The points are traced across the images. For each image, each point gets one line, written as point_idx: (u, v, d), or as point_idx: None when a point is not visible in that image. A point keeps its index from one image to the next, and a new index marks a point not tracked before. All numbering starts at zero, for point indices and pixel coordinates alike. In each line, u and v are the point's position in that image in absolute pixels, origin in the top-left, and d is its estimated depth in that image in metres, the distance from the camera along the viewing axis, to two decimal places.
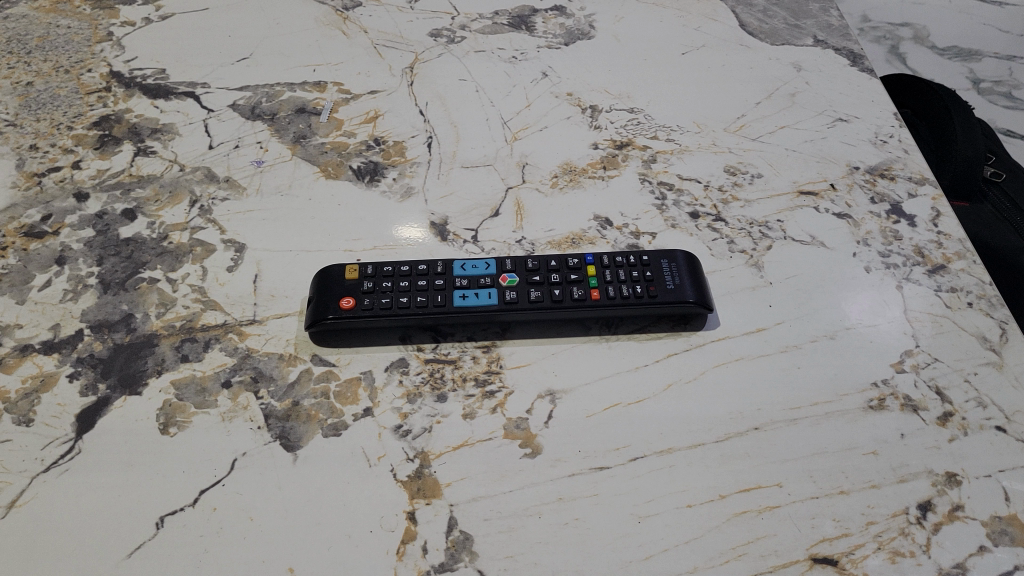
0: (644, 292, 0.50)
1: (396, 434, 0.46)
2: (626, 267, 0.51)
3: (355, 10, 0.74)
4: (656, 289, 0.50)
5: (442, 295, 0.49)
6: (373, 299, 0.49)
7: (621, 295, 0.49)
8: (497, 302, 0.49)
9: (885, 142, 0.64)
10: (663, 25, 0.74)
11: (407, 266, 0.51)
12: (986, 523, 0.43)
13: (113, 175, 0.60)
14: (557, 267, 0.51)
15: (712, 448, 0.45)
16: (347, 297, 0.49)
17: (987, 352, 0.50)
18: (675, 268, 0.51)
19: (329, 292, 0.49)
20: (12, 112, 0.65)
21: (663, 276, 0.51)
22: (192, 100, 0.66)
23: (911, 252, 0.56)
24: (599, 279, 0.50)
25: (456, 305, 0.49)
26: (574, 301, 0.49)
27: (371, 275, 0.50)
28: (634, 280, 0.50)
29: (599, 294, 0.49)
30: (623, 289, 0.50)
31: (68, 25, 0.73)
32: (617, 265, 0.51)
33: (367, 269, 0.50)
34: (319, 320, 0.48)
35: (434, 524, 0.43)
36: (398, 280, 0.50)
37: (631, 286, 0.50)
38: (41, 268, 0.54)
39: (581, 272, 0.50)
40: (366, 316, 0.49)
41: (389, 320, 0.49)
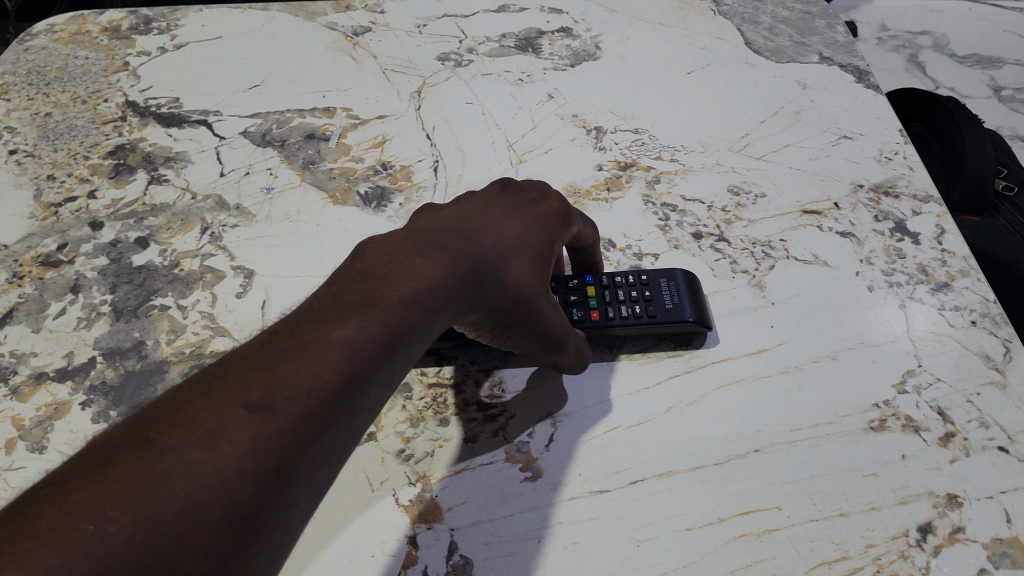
0: (640, 309, 0.51)
1: (399, 459, 0.46)
2: (625, 287, 0.52)
3: (364, 36, 0.76)
4: (650, 307, 0.51)
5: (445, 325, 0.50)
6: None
7: (620, 316, 0.50)
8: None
9: (890, 160, 0.64)
10: (669, 44, 0.75)
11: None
12: (987, 545, 0.42)
13: (127, 205, 0.62)
14: (556, 289, 0.51)
15: (712, 470, 0.45)
16: None
17: (991, 372, 0.50)
18: (674, 286, 0.52)
19: None
20: (31, 143, 0.67)
21: (660, 292, 0.51)
22: (204, 128, 0.68)
23: (915, 271, 0.56)
24: (594, 297, 0.51)
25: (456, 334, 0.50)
26: (575, 322, 0.50)
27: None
28: (629, 297, 0.51)
29: (599, 315, 0.50)
30: (620, 309, 0.51)
31: (85, 56, 0.75)
32: (616, 285, 0.52)
33: None
34: None
35: (434, 548, 0.43)
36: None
37: (627, 304, 0.51)
38: (56, 296, 0.56)
39: (581, 293, 0.51)
40: None
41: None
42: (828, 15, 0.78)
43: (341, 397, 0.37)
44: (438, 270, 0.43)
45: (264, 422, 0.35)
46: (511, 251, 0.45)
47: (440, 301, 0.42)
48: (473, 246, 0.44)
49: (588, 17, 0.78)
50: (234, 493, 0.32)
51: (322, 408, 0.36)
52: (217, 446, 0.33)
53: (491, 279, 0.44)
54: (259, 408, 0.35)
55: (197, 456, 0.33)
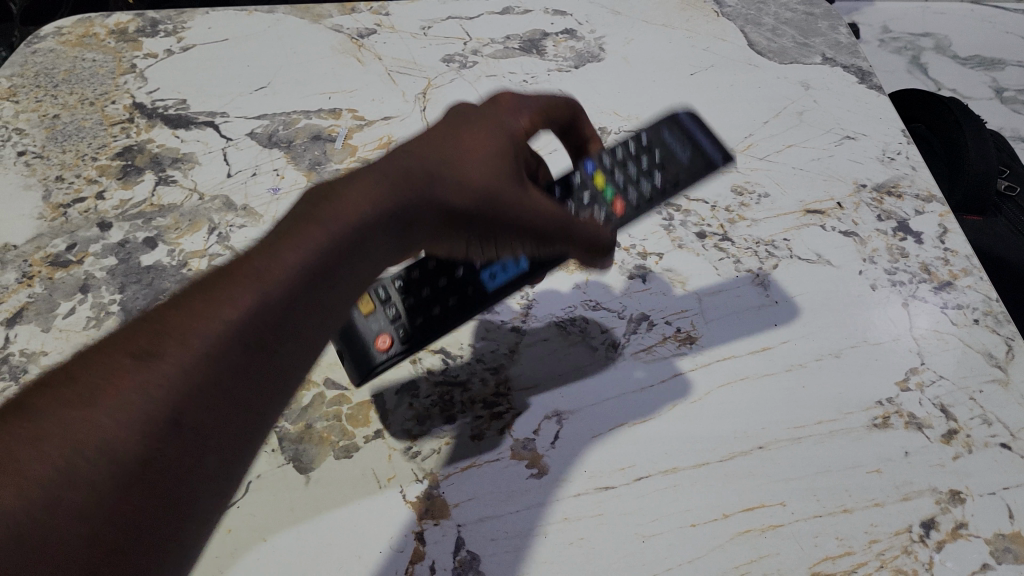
0: (649, 179, 0.49)
1: (406, 456, 0.47)
2: (632, 158, 0.49)
3: (369, 38, 0.76)
4: (657, 168, 0.49)
5: (477, 286, 0.48)
6: (401, 327, 0.47)
7: (628, 184, 0.48)
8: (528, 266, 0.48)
9: (892, 160, 0.64)
10: (672, 45, 0.75)
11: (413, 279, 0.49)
12: (989, 540, 0.43)
13: (135, 205, 0.62)
14: (567, 193, 0.48)
15: (717, 467, 0.46)
16: (379, 336, 0.47)
17: (993, 369, 0.50)
18: (676, 133, 0.50)
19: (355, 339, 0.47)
20: (39, 145, 0.67)
21: (669, 147, 0.49)
22: (211, 129, 0.68)
23: (918, 269, 0.56)
24: (600, 182, 0.48)
25: (490, 287, 0.47)
26: (603, 221, 0.47)
27: (381, 301, 0.48)
28: (630, 160, 0.49)
29: (621, 204, 0.48)
30: (624, 174, 0.49)
31: (93, 59, 0.75)
32: (623, 161, 0.49)
33: (378, 294, 0.48)
34: (363, 372, 0.46)
35: (441, 544, 0.43)
36: (410, 297, 0.48)
37: (632, 175, 0.49)
38: (66, 296, 0.56)
39: (591, 189, 0.48)
40: (410, 341, 0.47)
41: (432, 338, 0.47)
42: (831, 17, 0.79)
43: (258, 339, 0.33)
44: (374, 195, 0.38)
45: (168, 364, 0.31)
46: (468, 154, 0.41)
47: (378, 228, 0.38)
48: (415, 166, 0.39)
49: (592, 19, 0.78)
50: (120, 456, 0.29)
51: (230, 352, 0.32)
52: (96, 402, 0.29)
53: (440, 191, 0.39)
54: (148, 355, 0.31)
55: (80, 415, 0.29)
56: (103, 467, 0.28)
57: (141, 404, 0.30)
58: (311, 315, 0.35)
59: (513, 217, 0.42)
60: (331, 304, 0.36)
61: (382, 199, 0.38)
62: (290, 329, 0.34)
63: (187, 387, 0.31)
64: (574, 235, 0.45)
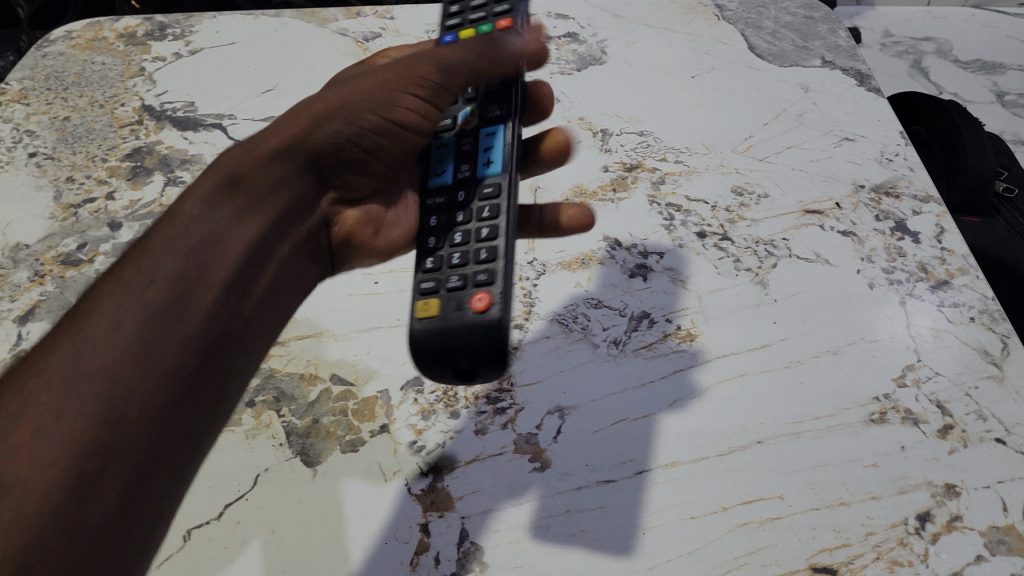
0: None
1: (410, 450, 0.48)
2: (477, 11, 0.53)
3: (374, 42, 0.77)
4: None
5: (491, 181, 0.47)
6: (476, 273, 0.42)
7: (491, 10, 0.53)
8: (496, 123, 0.49)
9: (891, 160, 0.65)
10: (674, 49, 0.76)
11: (444, 251, 0.45)
12: (984, 533, 0.44)
13: (144, 205, 0.63)
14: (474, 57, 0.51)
15: (716, 461, 0.47)
16: (474, 301, 0.40)
17: (989, 366, 0.51)
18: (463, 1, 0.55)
19: (452, 328, 0.40)
20: (50, 147, 0.69)
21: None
22: (219, 131, 0.69)
23: (915, 269, 0.57)
24: (467, 24, 0.53)
25: (498, 169, 0.47)
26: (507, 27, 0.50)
27: (438, 287, 0.43)
28: (483, 1, 0.54)
29: (502, 20, 0.51)
30: (477, 10, 0.53)
31: (102, 62, 0.77)
32: (472, 17, 0.53)
33: (427, 291, 0.43)
34: (490, 330, 0.39)
35: (445, 536, 0.44)
36: (456, 261, 0.44)
37: (489, 6, 0.53)
38: (77, 294, 0.57)
39: (470, 43, 0.51)
40: (501, 275, 0.42)
41: (501, 235, 0.44)
42: (830, 20, 0.80)
43: (129, 324, 0.37)
44: (203, 193, 0.42)
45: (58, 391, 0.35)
46: (283, 125, 0.46)
47: (224, 208, 0.42)
48: (228, 158, 0.44)
49: (594, 22, 0.79)
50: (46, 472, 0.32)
51: (105, 342, 0.36)
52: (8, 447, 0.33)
53: (260, 164, 0.43)
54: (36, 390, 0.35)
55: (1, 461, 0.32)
56: (44, 477, 0.32)
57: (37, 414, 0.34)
58: (182, 282, 0.39)
59: (360, 122, 0.46)
60: (208, 267, 0.39)
61: (211, 192, 0.42)
62: (163, 304, 0.38)
63: (76, 378, 0.35)
64: (438, 77, 0.48)
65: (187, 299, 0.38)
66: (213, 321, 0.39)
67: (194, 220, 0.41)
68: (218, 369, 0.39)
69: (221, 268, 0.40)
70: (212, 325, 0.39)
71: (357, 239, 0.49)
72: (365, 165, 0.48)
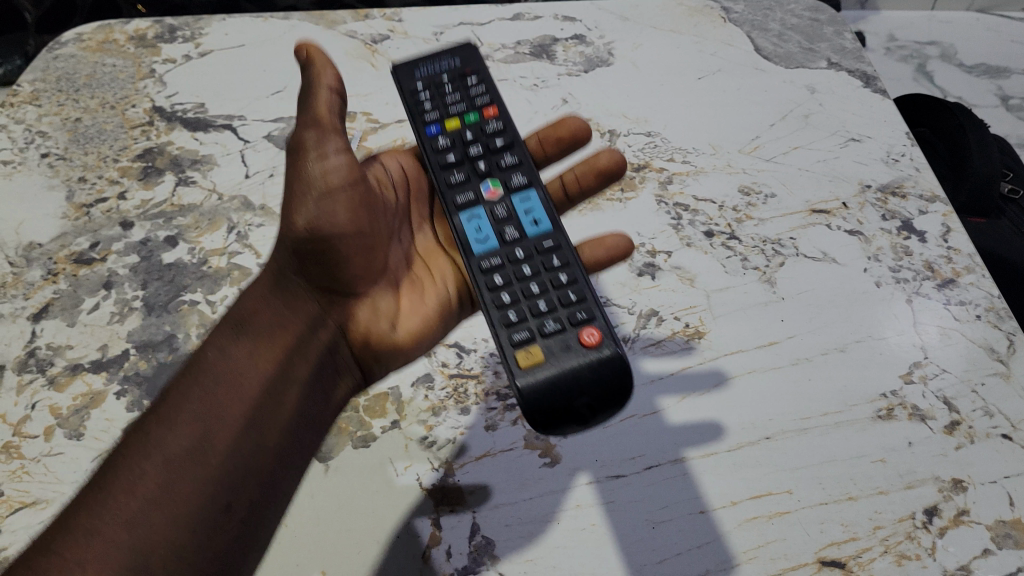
0: (477, 80, 0.54)
1: (422, 445, 0.48)
2: (453, 92, 0.53)
3: (383, 44, 0.78)
4: (472, 73, 0.54)
5: (546, 237, 0.48)
6: (570, 316, 0.44)
7: (470, 95, 0.53)
8: (517, 169, 0.50)
9: (897, 161, 0.66)
10: (681, 50, 0.77)
11: (522, 299, 0.45)
12: (990, 527, 0.44)
13: (156, 205, 0.64)
14: (479, 140, 0.52)
15: (725, 456, 0.47)
16: (585, 340, 0.42)
17: (995, 363, 0.52)
18: (427, 67, 0.55)
19: (577, 373, 0.41)
20: (62, 147, 0.69)
21: (434, 70, 0.55)
22: (230, 132, 0.70)
23: (922, 267, 0.57)
24: (450, 111, 0.53)
25: (548, 226, 0.48)
26: (506, 118, 0.52)
27: (534, 335, 0.43)
28: (450, 84, 0.54)
29: (490, 105, 0.53)
30: (453, 93, 0.53)
31: (113, 64, 0.77)
32: (453, 100, 0.53)
33: (525, 338, 0.42)
34: (614, 361, 0.41)
35: (457, 530, 0.45)
36: (542, 307, 0.44)
37: (462, 90, 0.54)
38: (90, 292, 0.58)
39: (469, 131, 0.52)
40: (594, 308, 0.44)
41: (581, 279, 0.45)
42: (836, 22, 0.81)
43: (157, 460, 0.39)
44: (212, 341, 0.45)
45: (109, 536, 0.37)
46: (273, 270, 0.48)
47: (237, 346, 0.44)
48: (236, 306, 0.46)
49: (601, 25, 0.80)
50: None
51: (141, 485, 0.38)
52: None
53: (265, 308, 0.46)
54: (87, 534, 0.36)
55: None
56: None
57: (80, 547, 0.36)
58: (204, 415, 0.41)
59: (334, 215, 0.46)
60: (227, 402, 0.42)
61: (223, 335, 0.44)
62: (189, 439, 0.40)
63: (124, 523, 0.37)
64: (340, 135, 0.47)
65: (209, 431, 0.41)
66: (240, 448, 0.41)
67: (212, 360, 0.43)
68: (250, 488, 0.41)
69: (240, 402, 0.42)
70: (236, 451, 0.41)
71: (375, 339, 0.49)
72: (359, 262, 0.48)
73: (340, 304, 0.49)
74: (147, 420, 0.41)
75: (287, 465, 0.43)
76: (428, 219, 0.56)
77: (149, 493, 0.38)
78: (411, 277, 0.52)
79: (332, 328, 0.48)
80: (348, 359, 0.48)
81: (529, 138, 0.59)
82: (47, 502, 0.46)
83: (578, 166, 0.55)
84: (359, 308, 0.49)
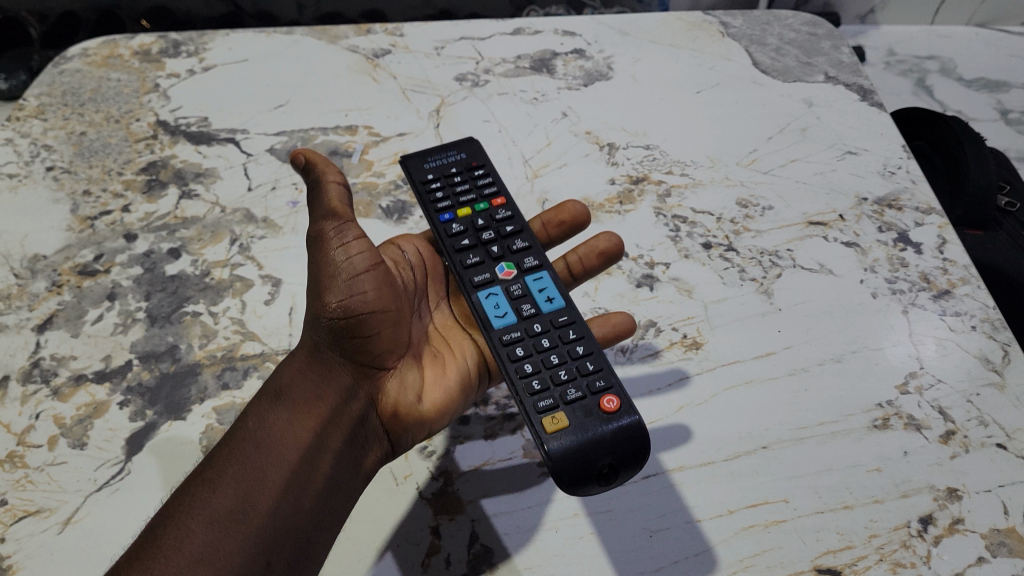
0: (483, 174, 0.57)
1: (421, 455, 0.49)
2: (464, 184, 0.56)
3: (385, 58, 0.79)
4: (478, 166, 0.57)
5: (560, 312, 0.48)
6: (590, 384, 0.44)
7: (478, 186, 0.56)
8: (528, 255, 0.52)
9: (893, 174, 0.67)
10: (680, 64, 0.78)
11: (543, 369, 0.45)
12: (985, 535, 0.44)
13: (159, 218, 0.65)
14: (491, 226, 0.53)
15: (722, 466, 0.47)
16: (607, 405, 0.43)
17: (990, 374, 0.52)
18: (435, 160, 0.57)
19: (603, 436, 0.41)
20: (67, 160, 0.70)
21: (444, 164, 0.57)
22: (233, 145, 0.71)
23: (917, 279, 0.58)
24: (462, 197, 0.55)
25: (561, 303, 0.49)
26: (516, 210, 0.55)
27: (557, 403, 0.43)
28: (458, 176, 0.56)
29: (499, 198, 0.55)
30: (462, 184, 0.56)
31: (118, 79, 0.78)
32: (465, 189, 0.55)
33: (548, 405, 0.43)
34: (639, 425, 0.42)
35: (456, 538, 0.45)
36: (563, 376, 0.44)
37: (471, 182, 0.56)
38: (94, 303, 0.58)
39: (481, 217, 0.54)
40: (614, 378, 0.44)
41: (598, 350, 0.46)
42: (833, 37, 0.82)
43: (201, 519, 0.38)
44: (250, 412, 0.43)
45: None
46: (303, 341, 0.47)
47: (276, 413, 0.43)
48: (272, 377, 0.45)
49: (601, 39, 0.80)
50: None
51: (183, 547, 0.37)
52: None
53: (302, 376, 0.45)
54: None
55: None
56: None
57: None
58: (246, 477, 0.40)
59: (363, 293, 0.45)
60: (269, 465, 0.41)
61: (261, 404, 0.43)
62: (233, 500, 0.39)
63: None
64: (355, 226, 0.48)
65: (251, 492, 0.40)
66: (280, 512, 0.40)
67: (253, 427, 0.42)
68: (287, 552, 0.39)
69: (281, 466, 0.41)
70: (277, 515, 0.40)
71: (404, 411, 0.46)
72: (387, 335, 0.46)
73: (370, 377, 0.47)
74: (190, 483, 0.40)
75: (325, 530, 0.41)
76: (445, 299, 0.54)
77: (193, 552, 0.37)
78: (432, 353, 0.50)
79: (364, 399, 0.46)
80: (378, 433, 0.46)
81: (532, 222, 0.57)
82: (49, 510, 0.47)
83: (581, 247, 0.53)
84: (388, 382, 0.47)
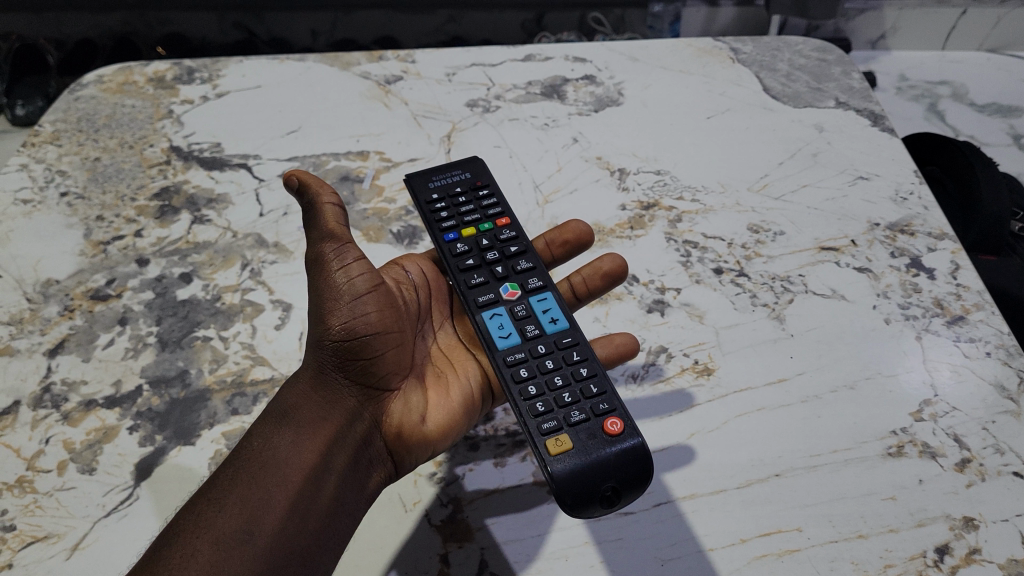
0: (487, 195, 0.57)
1: (430, 481, 0.48)
2: (468, 205, 0.56)
3: (396, 84, 0.79)
4: (482, 187, 0.58)
5: (565, 334, 0.48)
6: (594, 406, 0.44)
7: (481, 207, 0.56)
8: (531, 275, 0.52)
9: (905, 200, 0.66)
10: (689, 90, 0.78)
11: (548, 391, 0.45)
12: (1003, 566, 0.44)
13: (171, 242, 0.65)
14: (495, 247, 0.53)
15: (734, 494, 0.47)
16: (611, 428, 0.42)
17: (1005, 402, 0.52)
18: (440, 179, 0.58)
19: (605, 458, 0.41)
20: (81, 186, 0.70)
21: (448, 184, 0.57)
22: (245, 171, 0.71)
23: (930, 304, 0.58)
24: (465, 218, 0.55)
25: (565, 325, 0.49)
26: (520, 230, 0.55)
27: (561, 424, 0.43)
28: (462, 196, 0.56)
29: (503, 217, 0.55)
30: (466, 205, 0.56)
31: (132, 105, 0.79)
32: (469, 210, 0.55)
33: (550, 426, 0.42)
34: (642, 449, 0.41)
35: (465, 566, 0.45)
36: (567, 398, 0.44)
37: (475, 203, 0.56)
38: (105, 328, 0.58)
39: (485, 237, 0.54)
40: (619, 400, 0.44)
41: (601, 372, 0.46)
42: (843, 63, 0.82)
43: (206, 540, 0.38)
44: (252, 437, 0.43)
45: None
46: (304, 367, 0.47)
47: (281, 436, 0.43)
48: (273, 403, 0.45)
49: (611, 65, 0.81)
50: None
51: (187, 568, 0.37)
52: None
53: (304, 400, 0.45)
54: None
55: None
56: None
57: None
58: (252, 499, 0.40)
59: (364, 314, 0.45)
60: (275, 486, 0.41)
61: (264, 427, 0.43)
62: (237, 520, 0.39)
63: None
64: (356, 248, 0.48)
65: (257, 513, 0.39)
66: (285, 530, 0.39)
67: (258, 448, 0.42)
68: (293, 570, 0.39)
69: (287, 487, 0.41)
70: (282, 535, 0.39)
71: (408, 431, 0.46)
72: (389, 355, 0.46)
73: (375, 399, 0.46)
74: (196, 504, 0.40)
75: (331, 550, 0.41)
76: (449, 318, 0.54)
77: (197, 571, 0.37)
78: (436, 373, 0.49)
79: (369, 421, 0.46)
80: (382, 455, 0.46)
81: (535, 241, 0.57)
82: (57, 536, 0.46)
83: (585, 269, 0.53)
84: (394, 405, 0.47)
